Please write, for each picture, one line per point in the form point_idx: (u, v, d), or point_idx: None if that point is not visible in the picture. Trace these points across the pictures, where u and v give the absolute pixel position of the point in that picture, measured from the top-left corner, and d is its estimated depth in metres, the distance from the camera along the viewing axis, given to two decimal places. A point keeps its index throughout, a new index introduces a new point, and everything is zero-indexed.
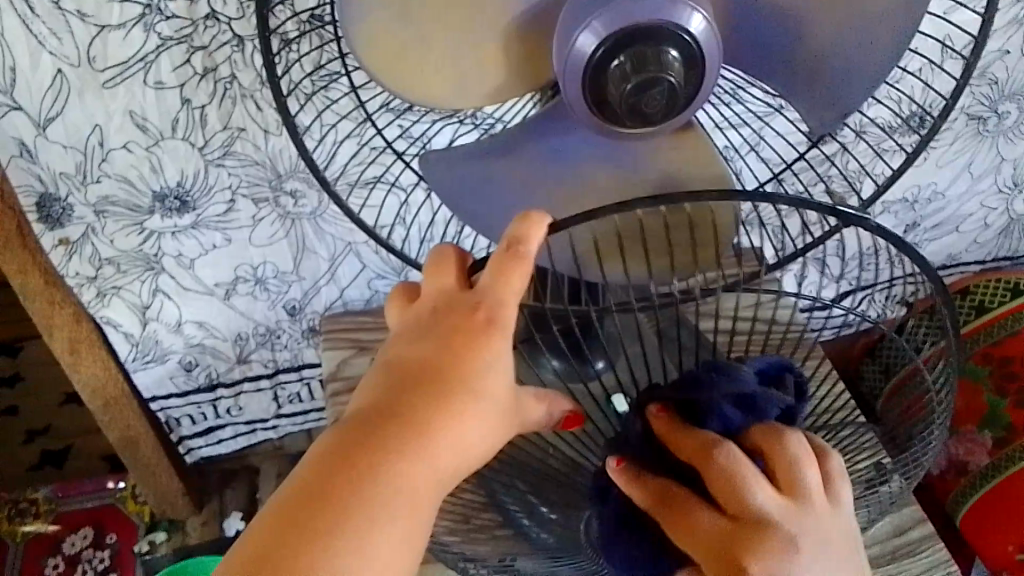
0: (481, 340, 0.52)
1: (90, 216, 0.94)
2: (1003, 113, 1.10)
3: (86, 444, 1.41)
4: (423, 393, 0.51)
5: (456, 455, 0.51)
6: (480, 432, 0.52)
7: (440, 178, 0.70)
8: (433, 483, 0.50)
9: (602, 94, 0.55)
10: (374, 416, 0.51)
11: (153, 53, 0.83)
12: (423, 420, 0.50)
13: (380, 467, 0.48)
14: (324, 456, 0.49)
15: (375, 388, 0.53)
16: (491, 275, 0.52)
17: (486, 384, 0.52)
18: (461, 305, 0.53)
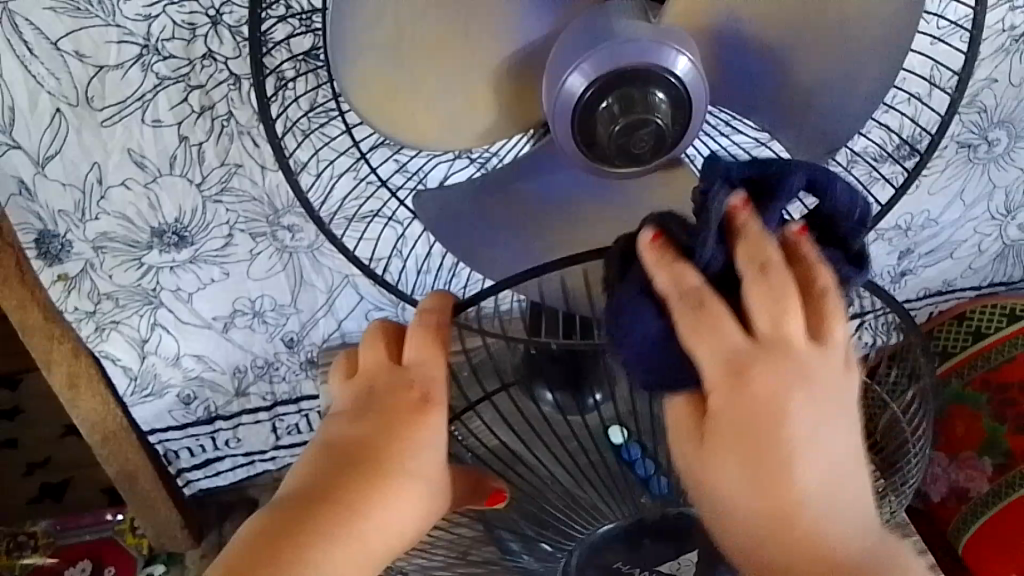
0: (418, 416, 0.55)
1: (89, 251, 0.95)
2: (993, 140, 1.11)
3: (86, 478, 1.42)
4: (354, 475, 0.53)
5: (390, 532, 0.53)
6: (413, 512, 0.54)
7: (433, 217, 0.70)
8: (366, 561, 0.52)
9: (592, 136, 0.55)
10: (314, 491, 0.52)
11: (151, 92, 0.84)
12: (354, 503, 0.52)
13: (313, 550, 0.50)
14: (255, 542, 0.50)
15: (312, 464, 0.54)
16: (419, 354, 0.56)
17: (421, 463, 0.55)
18: (395, 384, 0.56)
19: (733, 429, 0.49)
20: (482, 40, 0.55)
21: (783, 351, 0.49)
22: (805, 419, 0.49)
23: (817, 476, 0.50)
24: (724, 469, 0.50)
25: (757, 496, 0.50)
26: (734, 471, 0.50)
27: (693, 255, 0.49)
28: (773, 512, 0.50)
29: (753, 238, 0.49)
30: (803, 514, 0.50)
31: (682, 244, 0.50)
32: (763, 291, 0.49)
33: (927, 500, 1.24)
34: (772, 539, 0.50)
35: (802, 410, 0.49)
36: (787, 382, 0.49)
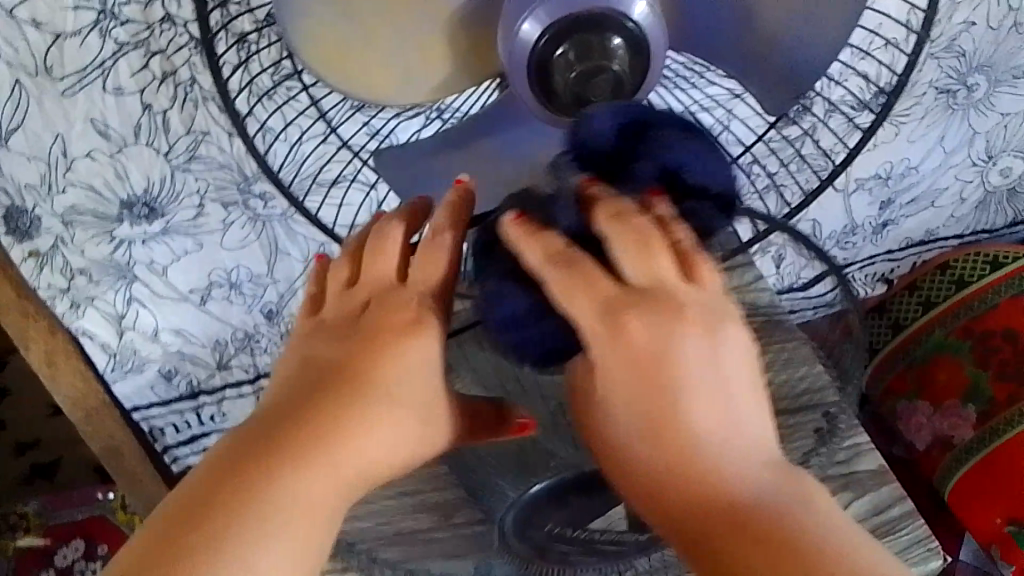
0: (404, 333, 0.52)
1: (59, 226, 0.93)
2: (973, 85, 1.10)
3: (75, 456, 1.41)
4: (338, 387, 0.49)
5: (365, 456, 0.48)
6: (401, 433, 0.50)
7: (396, 174, 0.69)
8: (345, 482, 0.46)
9: (548, 83, 0.55)
10: (284, 411, 0.48)
11: (111, 59, 0.83)
12: (331, 416, 0.48)
13: (287, 459, 0.45)
14: (224, 452, 0.46)
15: (287, 385, 0.51)
16: (423, 267, 0.56)
17: (401, 386, 0.51)
18: (390, 300, 0.55)
19: (629, 366, 0.46)
20: None
21: (653, 291, 0.48)
22: (694, 350, 0.47)
23: (718, 416, 0.46)
24: (614, 403, 0.47)
25: (648, 429, 0.46)
26: (641, 406, 0.46)
27: (554, 226, 0.52)
28: (679, 454, 0.45)
29: (607, 201, 0.51)
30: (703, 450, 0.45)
31: (542, 220, 0.53)
32: (633, 246, 0.49)
33: (912, 450, 1.25)
34: (675, 479, 0.45)
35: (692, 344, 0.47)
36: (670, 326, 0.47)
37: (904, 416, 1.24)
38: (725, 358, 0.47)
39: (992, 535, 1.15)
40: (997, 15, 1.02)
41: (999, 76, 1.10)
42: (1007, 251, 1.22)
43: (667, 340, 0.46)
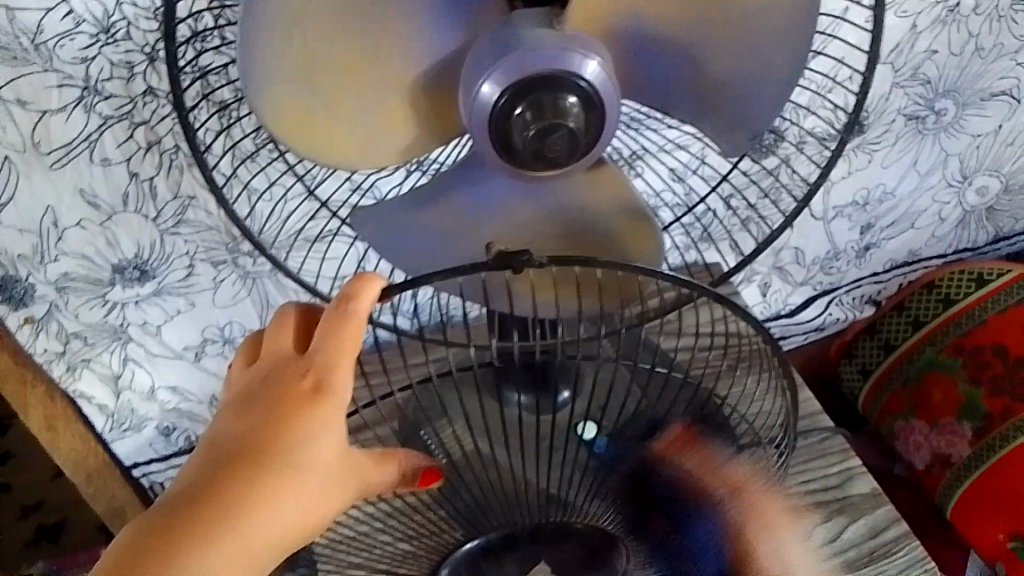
0: (312, 406, 0.56)
1: (52, 293, 0.95)
2: (941, 110, 1.12)
3: (81, 516, 1.41)
4: (243, 463, 0.54)
5: (279, 524, 0.54)
6: (308, 500, 0.56)
7: (370, 233, 0.71)
8: (250, 556, 0.53)
9: (509, 142, 0.57)
10: (202, 488, 0.54)
11: (96, 132, 0.85)
12: (232, 505, 0.53)
13: (189, 548, 0.51)
14: (140, 534, 0.52)
15: (203, 460, 0.56)
16: (325, 338, 0.57)
17: (314, 454, 0.56)
18: (293, 374, 0.57)
19: None
20: (393, 58, 0.57)
21: None
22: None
23: None
24: None
25: None
26: None
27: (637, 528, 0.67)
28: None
29: None
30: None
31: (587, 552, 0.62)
32: None
33: (913, 469, 1.25)
34: None
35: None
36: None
37: (901, 435, 1.25)
38: None
39: (994, 551, 1.11)
40: (959, 41, 1.05)
41: (967, 99, 1.12)
42: (989, 268, 1.24)
43: None
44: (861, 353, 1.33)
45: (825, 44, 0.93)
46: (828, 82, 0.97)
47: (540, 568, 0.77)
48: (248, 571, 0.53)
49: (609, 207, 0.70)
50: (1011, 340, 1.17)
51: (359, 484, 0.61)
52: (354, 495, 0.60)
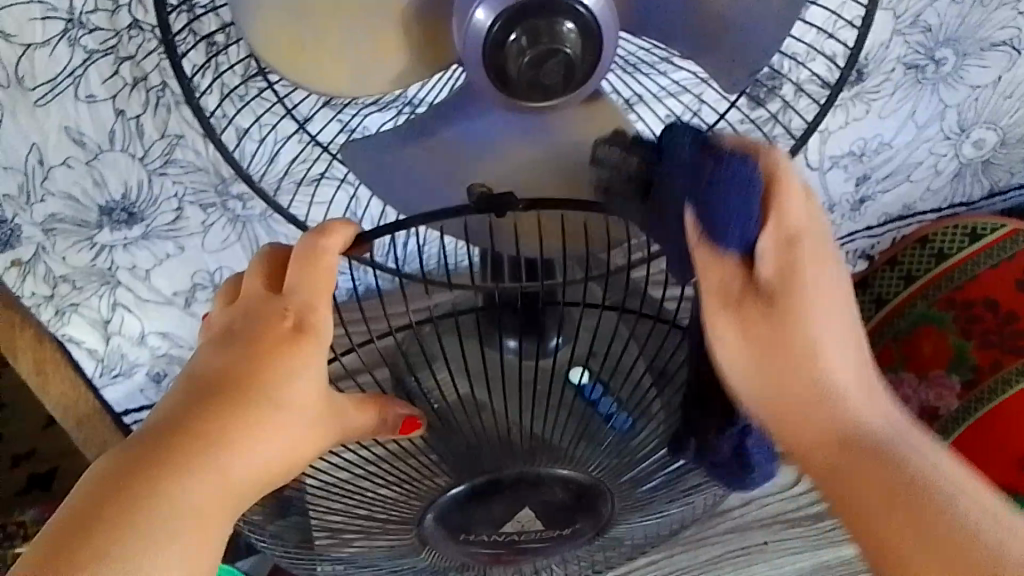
0: (292, 344, 0.55)
1: (39, 234, 0.94)
2: (941, 60, 1.11)
3: (73, 465, 1.41)
4: (219, 401, 0.54)
5: (259, 457, 0.55)
6: (285, 442, 0.56)
7: (362, 166, 0.71)
8: (229, 489, 0.53)
9: (503, 71, 0.56)
10: (181, 423, 0.53)
11: (81, 67, 0.83)
12: (211, 439, 0.53)
13: (168, 482, 0.51)
14: (116, 466, 0.51)
15: (181, 397, 0.55)
16: (303, 275, 0.56)
17: (295, 393, 0.56)
18: (271, 312, 0.56)
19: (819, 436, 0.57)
20: None
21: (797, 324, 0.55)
22: (841, 361, 0.57)
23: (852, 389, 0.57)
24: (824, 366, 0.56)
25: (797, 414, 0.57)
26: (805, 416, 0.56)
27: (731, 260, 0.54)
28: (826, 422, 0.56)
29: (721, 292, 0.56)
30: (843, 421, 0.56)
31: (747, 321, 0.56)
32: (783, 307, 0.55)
33: None
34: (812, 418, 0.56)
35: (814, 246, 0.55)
36: (828, 308, 0.56)
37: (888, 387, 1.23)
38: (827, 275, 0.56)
39: None
40: None
41: (967, 49, 1.11)
42: (984, 222, 1.23)
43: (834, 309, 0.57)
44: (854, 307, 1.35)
45: None
46: (829, 25, 0.96)
47: (523, 515, 0.80)
48: (229, 503, 0.54)
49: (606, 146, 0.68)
50: (1001, 294, 1.17)
51: (342, 425, 0.61)
52: (337, 436, 0.61)
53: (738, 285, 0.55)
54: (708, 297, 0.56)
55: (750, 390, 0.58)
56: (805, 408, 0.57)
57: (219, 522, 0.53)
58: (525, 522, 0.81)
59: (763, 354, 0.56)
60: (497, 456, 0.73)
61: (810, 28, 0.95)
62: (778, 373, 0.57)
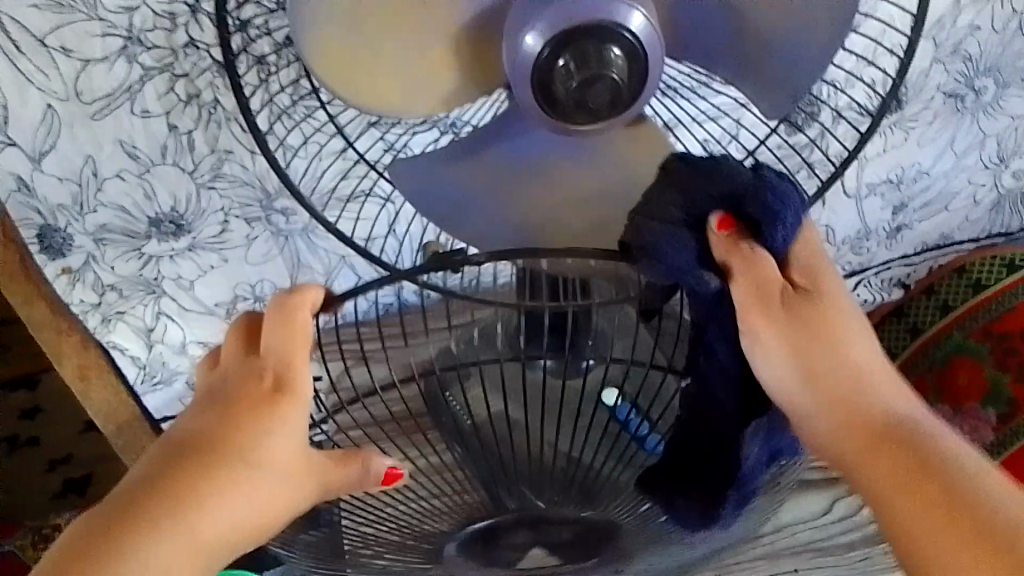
0: (269, 404, 0.56)
1: (89, 244, 0.96)
2: (981, 89, 1.11)
3: (108, 471, 1.44)
4: (193, 458, 0.54)
5: (231, 512, 0.53)
6: (257, 502, 0.55)
7: (408, 184, 0.72)
8: (199, 549, 0.51)
9: (550, 92, 0.57)
10: (151, 484, 0.52)
11: (137, 83, 0.87)
12: (182, 497, 0.52)
13: (132, 545, 0.49)
14: (75, 536, 0.49)
15: (152, 460, 0.54)
16: (281, 332, 0.57)
17: (266, 452, 0.55)
18: (251, 373, 0.58)
19: (850, 424, 0.56)
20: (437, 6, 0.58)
21: (821, 313, 0.57)
22: (863, 352, 0.58)
23: (880, 381, 0.58)
24: (852, 349, 0.58)
25: (837, 406, 0.56)
26: (838, 404, 0.56)
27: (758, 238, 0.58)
28: (867, 411, 0.56)
29: (746, 266, 0.57)
30: (879, 409, 0.56)
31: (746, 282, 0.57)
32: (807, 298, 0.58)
33: None
34: (849, 405, 0.56)
35: (826, 259, 0.61)
36: (846, 314, 0.59)
37: None
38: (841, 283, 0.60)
39: None
40: (1002, 18, 1.04)
41: (1008, 79, 1.11)
42: (1022, 254, 1.21)
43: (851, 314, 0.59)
44: (886, 336, 1.31)
45: (873, 10, 0.92)
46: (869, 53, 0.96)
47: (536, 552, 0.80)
48: (197, 566, 0.51)
49: (644, 168, 0.69)
50: None
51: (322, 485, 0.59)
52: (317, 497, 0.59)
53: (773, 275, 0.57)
54: (742, 292, 0.57)
55: (785, 381, 0.57)
56: (838, 388, 0.56)
57: None
58: (542, 559, 0.81)
59: (796, 348, 0.57)
60: (532, 475, 0.73)
61: (851, 55, 0.96)
62: (810, 364, 0.57)
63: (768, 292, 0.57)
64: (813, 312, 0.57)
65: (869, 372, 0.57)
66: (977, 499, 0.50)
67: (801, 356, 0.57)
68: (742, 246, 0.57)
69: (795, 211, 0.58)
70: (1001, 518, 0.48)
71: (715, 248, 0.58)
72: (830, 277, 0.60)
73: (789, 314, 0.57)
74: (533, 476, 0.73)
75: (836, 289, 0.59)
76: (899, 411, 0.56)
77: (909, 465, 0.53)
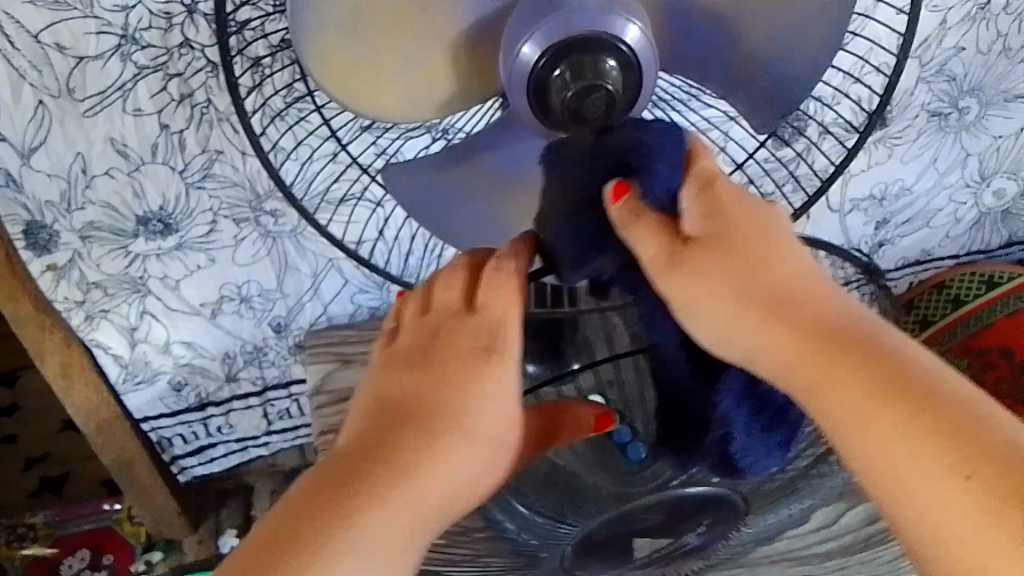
0: (478, 364, 0.64)
1: (76, 240, 0.96)
2: (964, 108, 1.13)
3: (86, 470, 1.42)
4: (415, 425, 0.62)
5: (443, 479, 0.61)
6: (470, 464, 0.62)
7: (401, 186, 0.72)
8: (416, 514, 0.59)
9: (545, 100, 0.60)
10: (362, 451, 0.60)
11: (130, 81, 0.86)
12: (398, 463, 0.59)
13: (356, 506, 0.56)
14: (305, 491, 0.58)
15: (367, 424, 0.63)
16: (491, 298, 0.65)
17: (476, 416, 0.63)
18: (455, 331, 0.65)
19: (794, 365, 0.57)
20: (437, 13, 0.59)
21: (721, 261, 0.59)
22: (776, 282, 0.59)
23: (805, 305, 0.58)
24: (764, 285, 0.59)
25: (777, 359, 0.58)
26: (773, 353, 0.58)
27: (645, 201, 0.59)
28: (795, 353, 0.57)
29: (639, 230, 0.58)
30: (809, 345, 0.57)
31: (643, 246, 0.59)
32: (709, 253, 0.59)
33: None
34: (777, 352, 0.58)
35: (723, 188, 0.60)
36: (766, 238, 0.60)
37: None
38: (736, 212, 0.60)
39: None
40: (987, 40, 1.05)
41: (990, 99, 1.13)
42: (1000, 271, 1.24)
43: (751, 243, 0.60)
44: None
45: (861, 29, 0.93)
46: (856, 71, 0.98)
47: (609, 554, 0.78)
48: (419, 524, 0.59)
49: None
50: (1016, 343, 1.16)
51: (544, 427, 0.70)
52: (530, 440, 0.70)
53: (667, 240, 0.59)
54: (650, 259, 0.59)
55: (717, 340, 0.60)
56: (767, 333, 0.58)
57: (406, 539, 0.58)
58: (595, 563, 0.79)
59: (719, 307, 0.59)
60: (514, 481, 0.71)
61: (838, 72, 0.97)
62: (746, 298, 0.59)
63: (675, 262, 0.59)
64: (708, 265, 0.59)
65: (793, 304, 0.58)
66: (939, 401, 0.52)
67: (719, 311, 0.59)
68: (637, 211, 0.58)
69: (670, 162, 0.59)
70: (981, 425, 0.51)
71: (616, 220, 0.58)
72: (723, 210, 0.60)
73: (690, 273, 0.59)
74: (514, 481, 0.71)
75: (733, 228, 0.60)
76: (851, 317, 0.58)
77: (883, 386, 0.53)
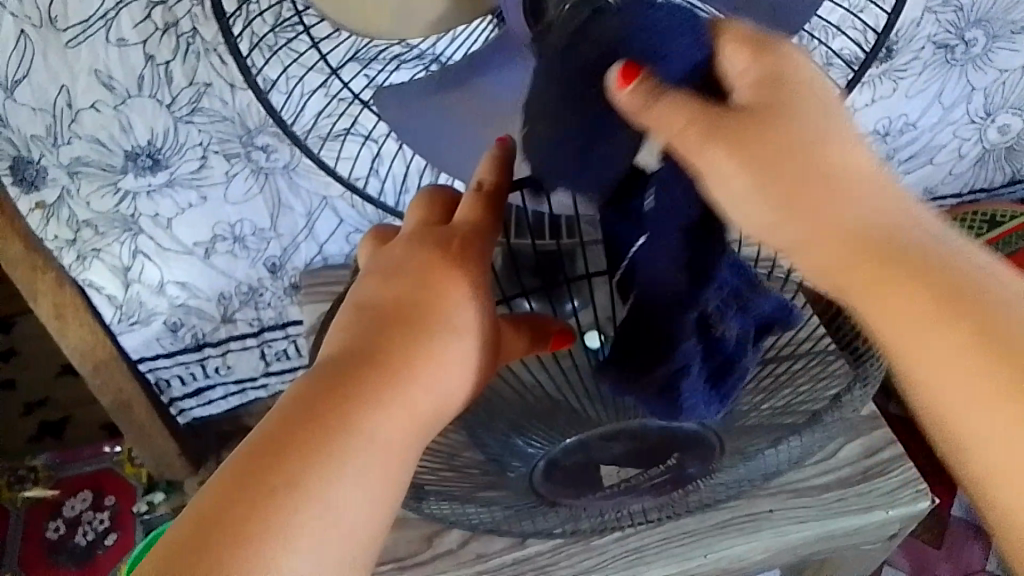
0: (463, 265, 0.55)
1: (64, 177, 0.95)
2: (971, 41, 1.11)
3: (84, 414, 1.42)
4: (393, 330, 0.52)
5: (431, 390, 0.52)
6: (458, 372, 0.54)
7: (392, 112, 0.72)
8: (414, 426, 0.51)
9: (543, 15, 0.58)
10: (345, 360, 0.51)
11: (113, 10, 0.83)
12: (383, 377, 0.51)
13: (346, 419, 0.49)
14: (282, 413, 0.49)
15: (346, 328, 0.54)
16: (478, 205, 0.56)
17: (461, 319, 0.54)
18: (436, 235, 0.56)
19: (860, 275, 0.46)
20: None
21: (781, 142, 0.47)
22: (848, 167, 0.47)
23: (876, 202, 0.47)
24: (834, 169, 0.47)
25: (839, 265, 0.47)
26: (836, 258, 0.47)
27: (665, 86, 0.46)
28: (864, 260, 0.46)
29: (667, 111, 0.45)
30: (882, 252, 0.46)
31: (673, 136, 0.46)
32: (759, 132, 0.46)
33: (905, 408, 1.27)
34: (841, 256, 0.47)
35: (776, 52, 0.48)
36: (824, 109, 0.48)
37: None
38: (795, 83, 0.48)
39: None
40: None
41: (997, 31, 1.10)
42: (1004, 210, 1.22)
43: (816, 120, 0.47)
44: None
45: None
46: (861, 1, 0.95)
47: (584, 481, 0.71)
48: (414, 437, 0.52)
49: None
50: None
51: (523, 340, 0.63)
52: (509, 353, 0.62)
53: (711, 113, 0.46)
54: (684, 137, 0.46)
55: (767, 237, 0.48)
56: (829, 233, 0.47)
57: (400, 459, 0.51)
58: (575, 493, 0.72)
59: (771, 199, 0.47)
60: (505, 415, 0.71)
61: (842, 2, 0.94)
62: (782, 186, 0.47)
63: (718, 145, 0.46)
64: (762, 145, 0.46)
65: (861, 202, 0.47)
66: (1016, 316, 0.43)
67: (762, 209, 0.47)
68: (658, 92, 0.45)
69: (688, 40, 0.47)
70: None
71: (625, 108, 0.46)
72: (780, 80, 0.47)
73: (734, 164, 0.46)
74: (505, 415, 0.71)
75: (792, 99, 0.47)
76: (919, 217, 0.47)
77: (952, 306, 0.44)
